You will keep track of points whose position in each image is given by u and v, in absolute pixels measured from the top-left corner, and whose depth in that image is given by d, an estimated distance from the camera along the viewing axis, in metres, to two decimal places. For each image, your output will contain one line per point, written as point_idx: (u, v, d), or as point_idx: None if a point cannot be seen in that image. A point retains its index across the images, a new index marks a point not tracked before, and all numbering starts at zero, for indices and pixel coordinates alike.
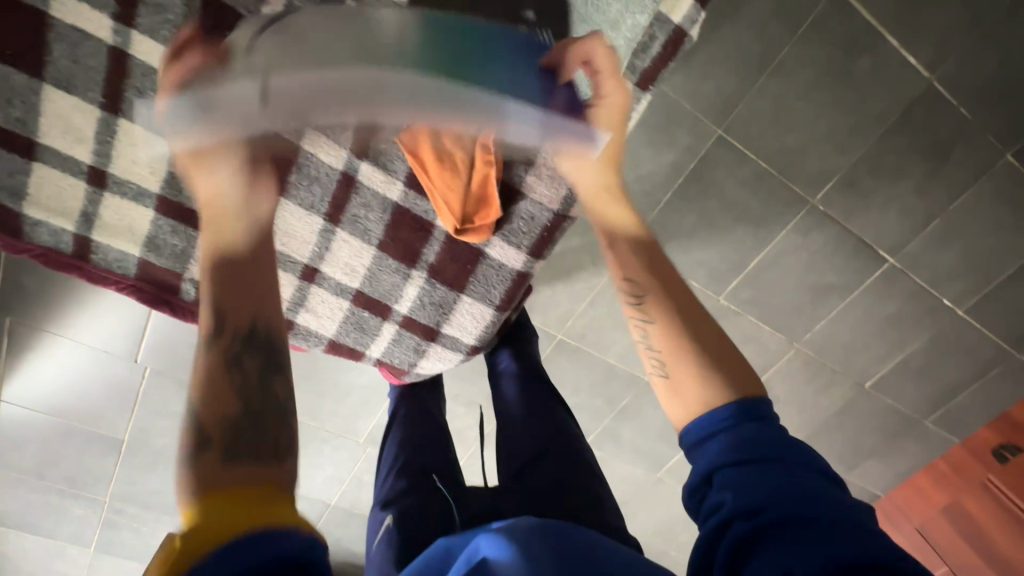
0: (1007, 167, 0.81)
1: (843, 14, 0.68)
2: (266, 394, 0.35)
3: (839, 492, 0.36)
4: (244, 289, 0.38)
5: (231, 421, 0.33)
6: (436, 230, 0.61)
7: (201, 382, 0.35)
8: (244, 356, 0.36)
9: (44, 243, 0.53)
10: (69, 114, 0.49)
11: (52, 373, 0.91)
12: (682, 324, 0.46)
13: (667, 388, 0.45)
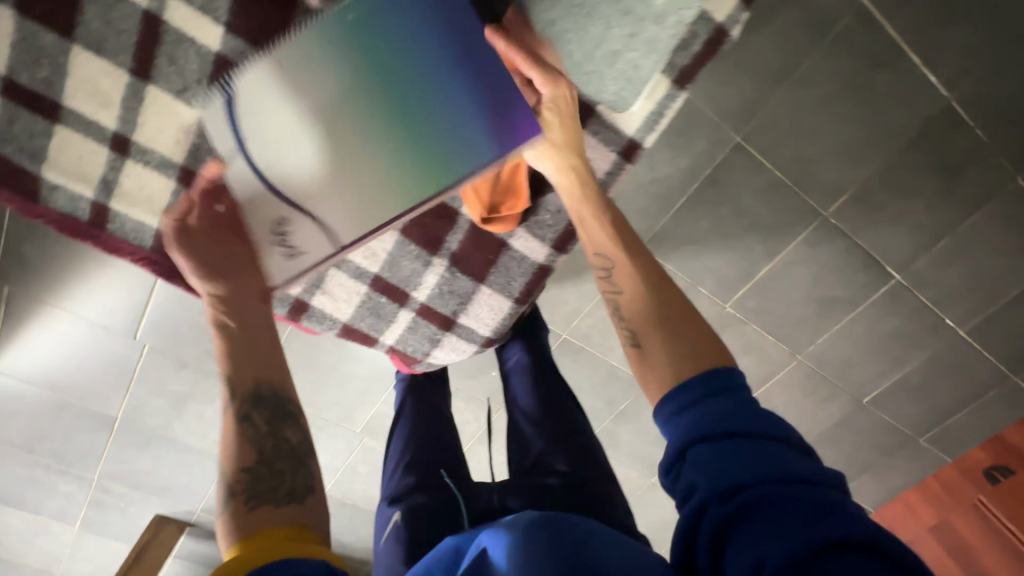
0: (1018, 190, 0.82)
1: (870, 28, 0.68)
2: (275, 441, 0.44)
3: (808, 460, 0.36)
4: (257, 354, 0.48)
5: (251, 472, 0.42)
6: (461, 218, 0.59)
7: (228, 443, 0.44)
8: (254, 416, 0.45)
9: (60, 209, 0.51)
10: (96, 77, 0.48)
11: (48, 346, 0.90)
12: (647, 298, 0.46)
13: (637, 356, 0.45)
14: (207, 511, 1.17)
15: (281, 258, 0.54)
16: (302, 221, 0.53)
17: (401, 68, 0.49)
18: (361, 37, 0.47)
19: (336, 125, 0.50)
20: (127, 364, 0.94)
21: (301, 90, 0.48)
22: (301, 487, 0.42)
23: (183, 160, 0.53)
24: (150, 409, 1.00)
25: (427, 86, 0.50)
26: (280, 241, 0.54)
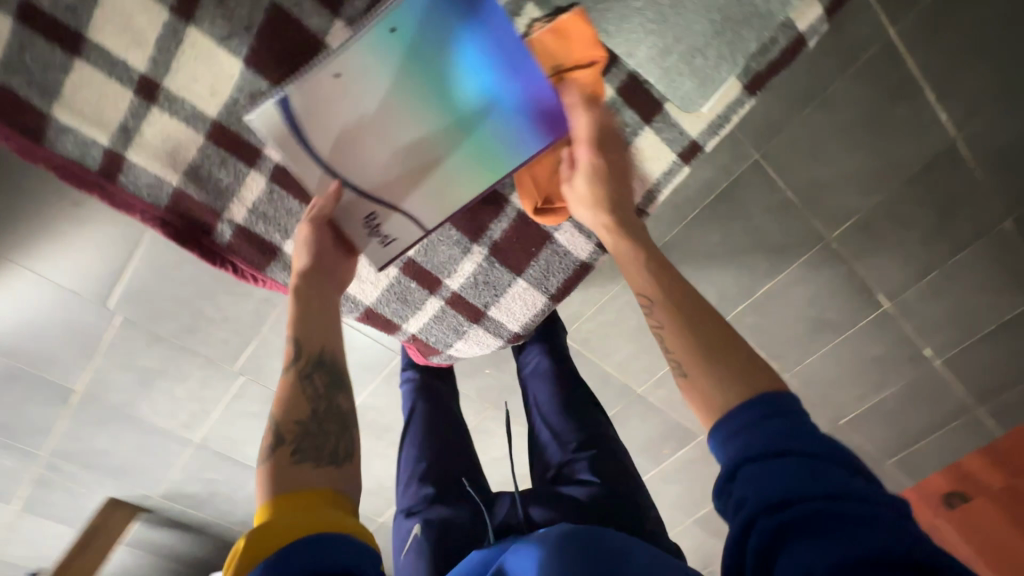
0: (1005, 232, 0.86)
1: (893, 60, 0.71)
2: (326, 404, 0.45)
3: (865, 484, 0.35)
4: (323, 325, 0.49)
5: (303, 429, 0.43)
6: (509, 207, 0.58)
7: (281, 400, 0.44)
8: (315, 376, 0.46)
9: (67, 154, 0.49)
10: (131, 11, 0.45)
11: (7, 308, 0.82)
12: (691, 326, 0.44)
13: (687, 388, 0.43)
14: (166, 496, 1.09)
15: (376, 247, 0.55)
16: (392, 214, 0.53)
17: (455, 81, 0.48)
18: (407, 48, 0.45)
19: (400, 130, 0.49)
20: (94, 334, 0.87)
21: (354, 96, 0.47)
22: (339, 454, 0.43)
23: (216, 115, 0.51)
24: (114, 385, 0.93)
25: (486, 99, 0.49)
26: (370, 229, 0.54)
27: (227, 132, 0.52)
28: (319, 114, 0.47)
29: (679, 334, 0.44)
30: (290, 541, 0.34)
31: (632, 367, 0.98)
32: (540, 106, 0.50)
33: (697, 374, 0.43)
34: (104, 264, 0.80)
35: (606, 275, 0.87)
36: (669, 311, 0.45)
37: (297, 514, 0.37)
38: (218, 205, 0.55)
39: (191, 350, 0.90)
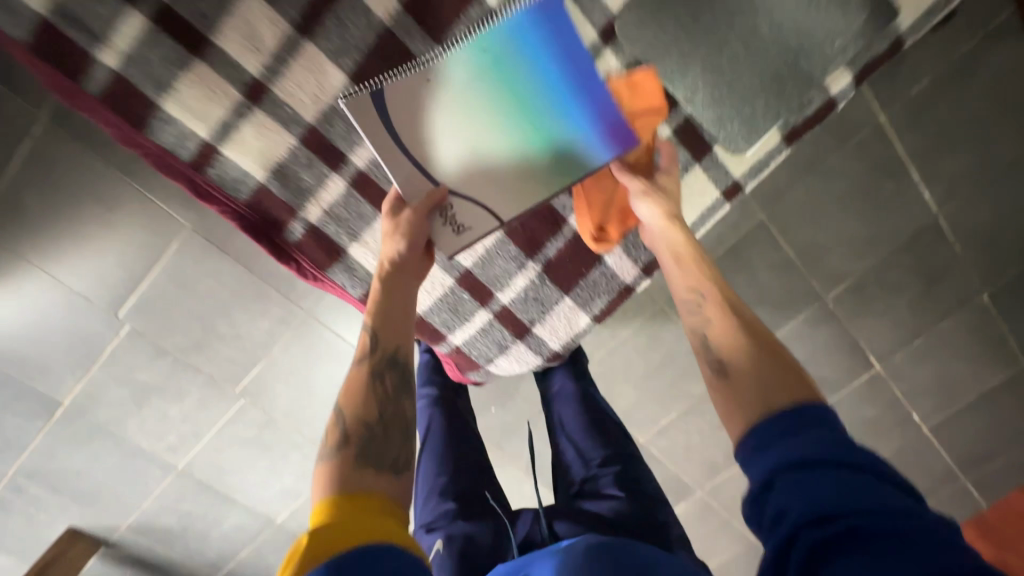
0: (984, 305, 0.93)
1: (881, 142, 0.80)
2: (393, 406, 0.51)
3: (904, 497, 0.36)
4: (398, 319, 0.55)
5: (366, 430, 0.48)
6: (566, 228, 0.65)
7: (354, 391, 0.51)
8: (385, 375, 0.52)
9: (166, 144, 0.57)
10: (258, 24, 0.53)
11: (8, 312, 0.79)
12: (742, 340, 0.48)
13: (723, 388, 0.47)
14: (134, 529, 1.02)
15: (449, 235, 0.58)
16: (469, 207, 0.57)
17: (532, 93, 0.52)
18: (490, 63, 0.50)
19: (481, 134, 0.53)
20: (96, 344, 0.84)
21: (441, 102, 0.51)
22: (399, 463, 0.48)
23: (311, 119, 0.58)
24: (105, 400, 0.89)
25: (565, 112, 0.53)
26: (450, 225, 0.58)
27: (318, 135, 0.59)
28: (410, 109, 0.51)
29: (726, 343, 0.49)
30: (359, 546, 0.39)
31: (636, 415, 0.99)
32: (610, 129, 0.54)
33: (740, 378, 0.46)
34: (124, 271, 0.80)
35: (617, 318, 0.90)
36: (718, 312, 0.51)
37: (361, 517, 0.41)
38: (294, 202, 0.62)
39: (194, 368, 0.88)
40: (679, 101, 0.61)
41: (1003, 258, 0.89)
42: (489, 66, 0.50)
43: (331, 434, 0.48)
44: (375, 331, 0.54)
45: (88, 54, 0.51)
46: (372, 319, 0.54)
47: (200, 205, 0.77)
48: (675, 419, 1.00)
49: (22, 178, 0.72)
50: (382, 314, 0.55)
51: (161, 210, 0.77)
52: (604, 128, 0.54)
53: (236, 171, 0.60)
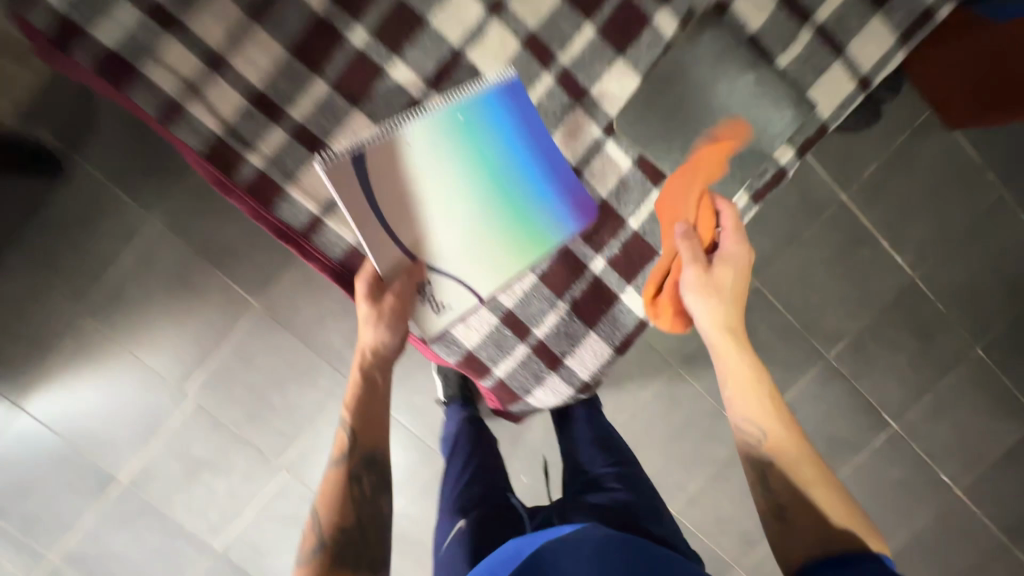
0: (980, 358, 1.00)
1: (852, 216, 0.93)
2: (369, 506, 0.59)
3: None
4: (372, 426, 0.62)
5: (346, 537, 0.56)
6: (589, 270, 0.59)
7: (334, 489, 0.59)
8: (362, 478, 0.60)
9: (284, 219, 0.55)
10: (324, 110, 0.53)
11: (96, 390, 0.92)
12: (793, 466, 0.57)
13: (784, 529, 0.55)
14: None
15: (428, 314, 0.56)
16: (449, 283, 0.56)
17: (502, 164, 0.53)
18: (463, 133, 0.51)
19: (450, 200, 0.52)
20: (161, 418, 0.93)
21: (414, 170, 0.50)
22: (377, 563, 0.56)
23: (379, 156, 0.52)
24: (158, 476, 0.95)
25: (535, 183, 0.54)
26: (431, 304, 0.56)
27: None
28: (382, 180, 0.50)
29: (787, 486, 0.56)
30: None
31: (664, 483, 1.01)
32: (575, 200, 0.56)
33: (799, 525, 0.54)
34: (196, 349, 0.92)
35: (638, 380, 0.97)
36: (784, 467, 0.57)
37: None
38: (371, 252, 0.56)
39: (246, 441, 0.95)
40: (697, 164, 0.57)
41: (983, 313, 0.98)
42: (458, 137, 0.51)
43: (310, 533, 0.57)
44: (355, 431, 0.61)
45: (238, 153, 0.53)
46: (353, 415, 0.61)
47: (267, 287, 0.90)
48: (704, 485, 1.01)
49: (132, 271, 0.88)
50: (358, 410, 0.61)
51: (235, 293, 0.90)
52: (568, 196, 0.56)
53: (301, 205, 0.54)
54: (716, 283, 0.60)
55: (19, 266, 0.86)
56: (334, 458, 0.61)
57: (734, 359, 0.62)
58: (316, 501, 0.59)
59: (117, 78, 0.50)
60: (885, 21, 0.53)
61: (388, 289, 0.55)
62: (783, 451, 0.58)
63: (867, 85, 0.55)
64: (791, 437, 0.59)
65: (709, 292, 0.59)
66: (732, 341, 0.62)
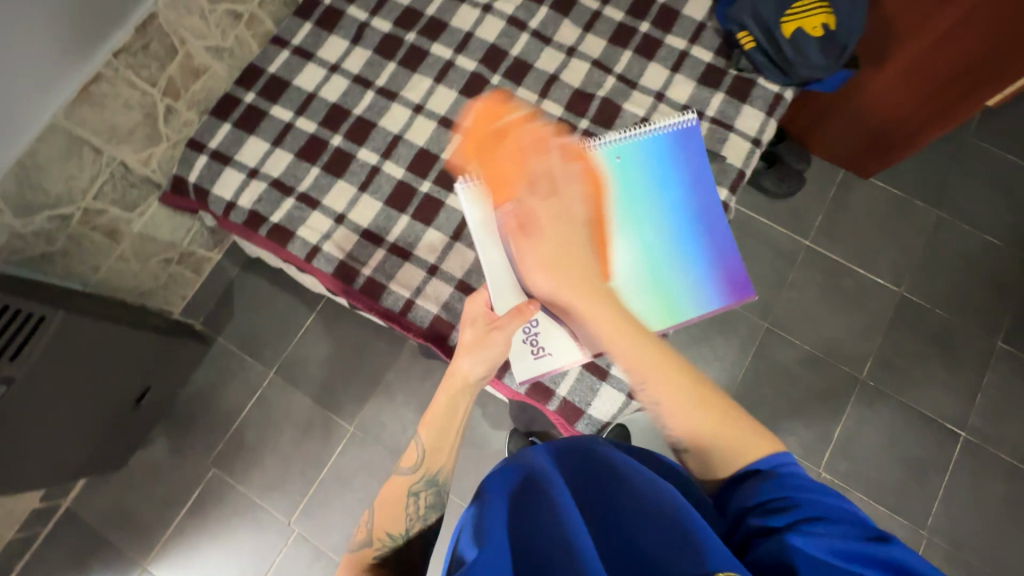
0: (1007, 350, 1.07)
1: (822, 256, 1.13)
2: (421, 522, 0.58)
3: (840, 521, 0.44)
4: (443, 445, 0.61)
5: (392, 542, 0.55)
6: None
7: (392, 496, 0.59)
8: (420, 495, 0.59)
9: (388, 306, 0.78)
10: (407, 231, 0.80)
11: (215, 539, 1.03)
12: (716, 433, 0.52)
13: (697, 463, 0.53)
14: None
15: (528, 353, 0.69)
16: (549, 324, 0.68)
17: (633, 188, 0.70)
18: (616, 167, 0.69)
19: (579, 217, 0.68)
20: (269, 556, 1.02)
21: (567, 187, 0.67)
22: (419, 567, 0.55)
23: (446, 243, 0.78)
24: None
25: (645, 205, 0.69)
26: (530, 343, 0.69)
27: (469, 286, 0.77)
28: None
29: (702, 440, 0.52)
30: None
31: None
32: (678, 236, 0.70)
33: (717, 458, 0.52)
34: (302, 480, 1.05)
35: None
36: (715, 423, 0.52)
37: None
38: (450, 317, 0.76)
39: None
40: None
41: (985, 311, 1.09)
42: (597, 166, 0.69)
43: (359, 534, 0.57)
44: (426, 444, 0.61)
45: (354, 267, 0.79)
46: (427, 426, 0.61)
47: (358, 411, 1.08)
48: None
49: (253, 419, 1.08)
50: (431, 424, 0.61)
51: (334, 422, 1.08)
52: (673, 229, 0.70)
53: (399, 293, 0.78)
54: (564, 231, 0.59)
55: (166, 433, 1.08)
56: (401, 469, 0.60)
57: (599, 303, 0.58)
58: (373, 506, 0.59)
59: (282, 239, 0.80)
60: (752, 106, 0.83)
61: (494, 322, 0.62)
62: (689, 421, 0.53)
63: (758, 142, 0.82)
64: (680, 373, 0.55)
65: (546, 240, 0.58)
66: (592, 286, 0.58)
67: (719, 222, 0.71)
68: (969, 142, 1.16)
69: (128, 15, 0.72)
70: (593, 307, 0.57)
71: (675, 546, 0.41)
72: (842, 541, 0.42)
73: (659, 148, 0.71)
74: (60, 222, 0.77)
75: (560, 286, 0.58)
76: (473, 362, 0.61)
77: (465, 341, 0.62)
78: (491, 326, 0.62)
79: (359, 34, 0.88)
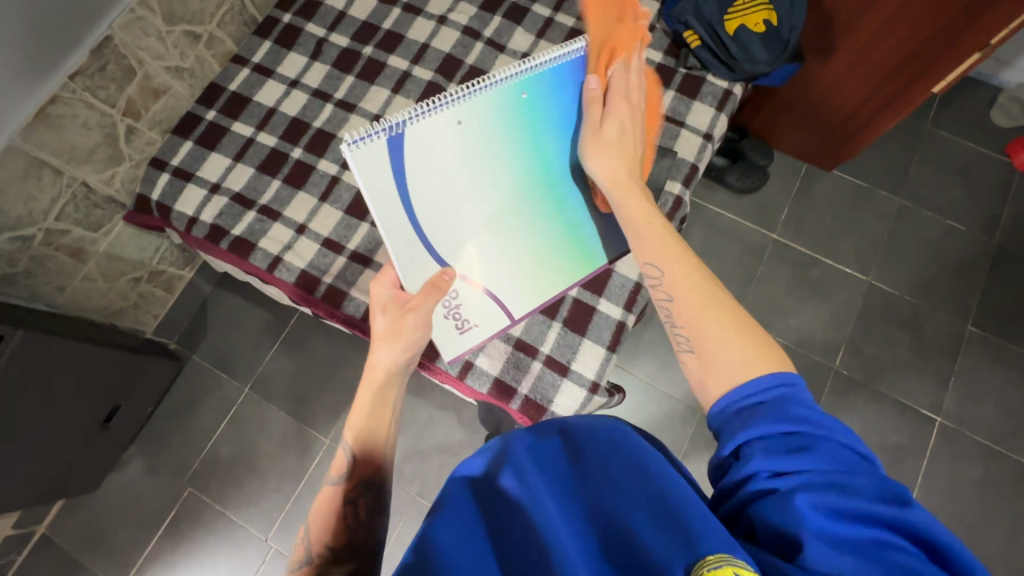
0: (977, 333, 1.08)
1: (789, 248, 1.14)
2: (364, 529, 0.55)
3: (858, 475, 0.39)
4: (375, 445, 0.60)
5: (332, 556, 0.52)
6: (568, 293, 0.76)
7: (330, 508, 0.57)
8: (357, 501, 0.57)
9: (349, 312, 0.78)
10: (365, 238, 0.81)
11: (190, 560, 1.02)
12: (723, 331, 0.48)
13: (696, 359, 0.49)
14: None
15: (453, 329, 0.69)
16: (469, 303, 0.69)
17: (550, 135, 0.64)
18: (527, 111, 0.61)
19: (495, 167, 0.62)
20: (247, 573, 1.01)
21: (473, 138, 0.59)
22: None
23: None
24: None
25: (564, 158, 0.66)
26: (454, 319, 0.69)
27: None
28: (412, 166, 0.56)
29: (714, 330, 0.48)
30: None
31: None
32: None
33: (725, 352, 0.47)
34: (279, 495, 1.05)
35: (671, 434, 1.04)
36: (733, 316, 0.49)
37: None
38: None
39: None
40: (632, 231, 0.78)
41: (953, 295, 1.10)
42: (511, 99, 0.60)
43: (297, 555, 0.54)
44: (354, 448, 0.60)
45: (315, 276, 0.79)
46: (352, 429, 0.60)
47: (333, 423, 1.08)
48: None
49: (228, 435, 1.08)
50: (357, 428, 0.60)
51: (311, 436, 1.08)
52: None
53: (359, 299, 0.78)
54: (625, 112, 0.63)
55: (142, 452, 1.07)
56: (333, 478, 0.60)
57: (633, 194, 0.60)
58: (309, 524, 0.57)
59: (242, 252, 0.81)
60: (702, 103, 0.84)
61: (408, 306, 0.63)
62: (705, 314, 0.49)
63: (709, 137, 0.83)
64: (690, 273, 0.52)
65: (616, 120, 0.62)
66: (638, 182, 0.61)
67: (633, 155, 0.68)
68: (927, 131, 1.18)
69: (83, 38, 0.73)
70: (632, 196, 0.60)
71: (667, 528, 0.40)
72: (858, 503, 0.37)
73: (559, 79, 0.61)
74: (21, 243, 0.78)
75: (611, 165, 0.61)
76: (394, 351, 0.62)
77: (380, 332, 0.63)
78: (404, 314, 0.63)
79: (318, 50, 0.90)
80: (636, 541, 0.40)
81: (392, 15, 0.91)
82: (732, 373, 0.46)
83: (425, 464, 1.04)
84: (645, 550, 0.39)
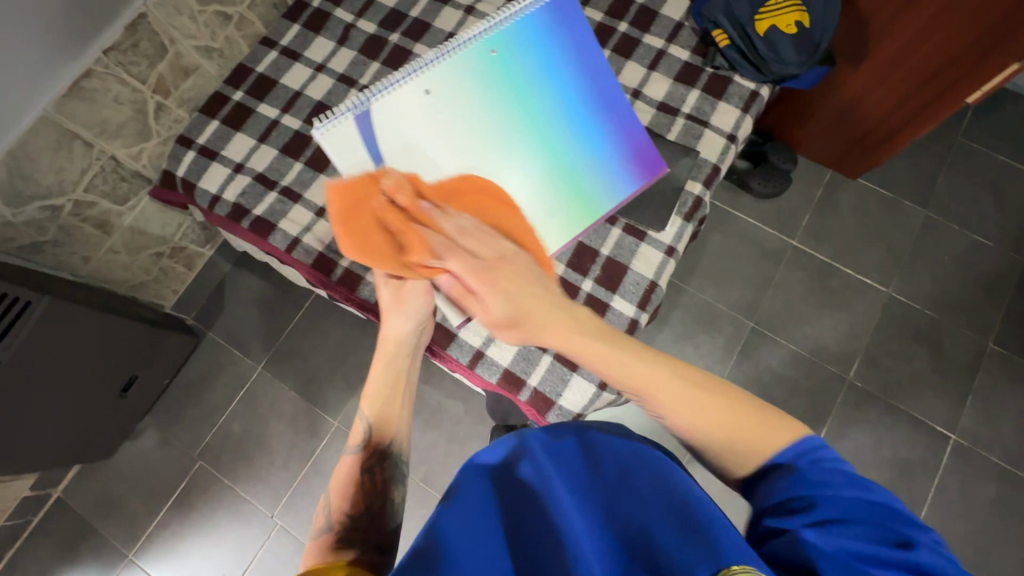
0: (997, 352, 1.05)
1: (807, 256, 1.12)
2: (379, 498, 0.57)
3: (882, 526, 0.39)
4: (391, 414, 0.62)
5: (353, 522, 0.53)
6: (582, 288, 0.75)
7: (348, 477, 0.58)
8: (374, 469, 0.59)
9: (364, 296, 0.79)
10: None
11: (198, 531, 1.04)
12: (702, 408, 0.48)
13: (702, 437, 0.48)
14: None
15: None
16: None
17: (536, 88, 0.65)
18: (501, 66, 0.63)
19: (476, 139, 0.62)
20: (252, 547, 1.03)
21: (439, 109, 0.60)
22: (385, 545, 0.52)
23: None
24: None
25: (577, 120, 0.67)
26: None
27: None
28: (390, 130, 0.58)
29: (708, 416, 0.48)
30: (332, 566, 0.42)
31: None
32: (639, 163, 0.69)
33: (730, 426, 0.47)
34: (286, 473, 1.07)
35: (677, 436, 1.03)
36: (708, 387, 0.49)
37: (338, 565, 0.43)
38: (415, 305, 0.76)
39: None
40: (648, 232, 0.78)
41: (975, 312, 1.07)
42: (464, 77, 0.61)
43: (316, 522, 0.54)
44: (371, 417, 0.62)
45: (333, 258, 0.80)
46: (367, 399, 0.62)
47: (342, 406, 1.09)
48: None
49: (239, 412, 1.10)
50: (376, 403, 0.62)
51: (320, 417, 1.09)
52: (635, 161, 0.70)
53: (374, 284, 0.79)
54: (513, 272, 0.54)
55: (155, 425, 1.10)
56: (351, 448, 0.61)
57: (577, 336, 0.53)
58: (328, 492, 0.57)
59: (262, 232, 0.82)
60: (727, 103, 0.83)
61: (405, 275, 0.62)
62: (687, 414, 0.49)
63: (733, 139, 0.82)
64: (666, 375, 0.50)
65: (507, 288, 0.54)
66: (568, 313, 0.53)
67: (621, 104, 0.69)
68: (958, 143, 1.16)
69: (119, 13, 0.75)
70: (571, 340, 0.52)
71: (687, 537, 0.39)
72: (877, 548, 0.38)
73: (532, 32, 0.64)
74: (51, 212, 0.80)
75: (537, 326, 0.53)
76: (401, 319, 0.62)
77: (384, 303, 0.63)
78: (402, 283, 0.62)
79: (345, 35, 0.91)
80: (656, 548, 0.40)
81: (420, 3, 0.91)
82: (746, 451, 0.46)
83: (431, 451, 1.05)
84: (665, 561, 0.39)
